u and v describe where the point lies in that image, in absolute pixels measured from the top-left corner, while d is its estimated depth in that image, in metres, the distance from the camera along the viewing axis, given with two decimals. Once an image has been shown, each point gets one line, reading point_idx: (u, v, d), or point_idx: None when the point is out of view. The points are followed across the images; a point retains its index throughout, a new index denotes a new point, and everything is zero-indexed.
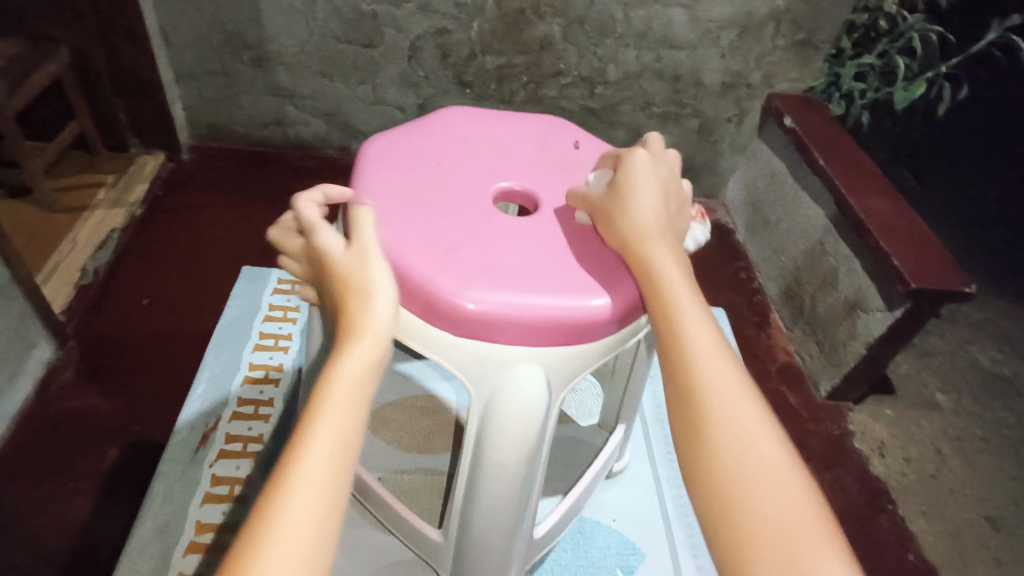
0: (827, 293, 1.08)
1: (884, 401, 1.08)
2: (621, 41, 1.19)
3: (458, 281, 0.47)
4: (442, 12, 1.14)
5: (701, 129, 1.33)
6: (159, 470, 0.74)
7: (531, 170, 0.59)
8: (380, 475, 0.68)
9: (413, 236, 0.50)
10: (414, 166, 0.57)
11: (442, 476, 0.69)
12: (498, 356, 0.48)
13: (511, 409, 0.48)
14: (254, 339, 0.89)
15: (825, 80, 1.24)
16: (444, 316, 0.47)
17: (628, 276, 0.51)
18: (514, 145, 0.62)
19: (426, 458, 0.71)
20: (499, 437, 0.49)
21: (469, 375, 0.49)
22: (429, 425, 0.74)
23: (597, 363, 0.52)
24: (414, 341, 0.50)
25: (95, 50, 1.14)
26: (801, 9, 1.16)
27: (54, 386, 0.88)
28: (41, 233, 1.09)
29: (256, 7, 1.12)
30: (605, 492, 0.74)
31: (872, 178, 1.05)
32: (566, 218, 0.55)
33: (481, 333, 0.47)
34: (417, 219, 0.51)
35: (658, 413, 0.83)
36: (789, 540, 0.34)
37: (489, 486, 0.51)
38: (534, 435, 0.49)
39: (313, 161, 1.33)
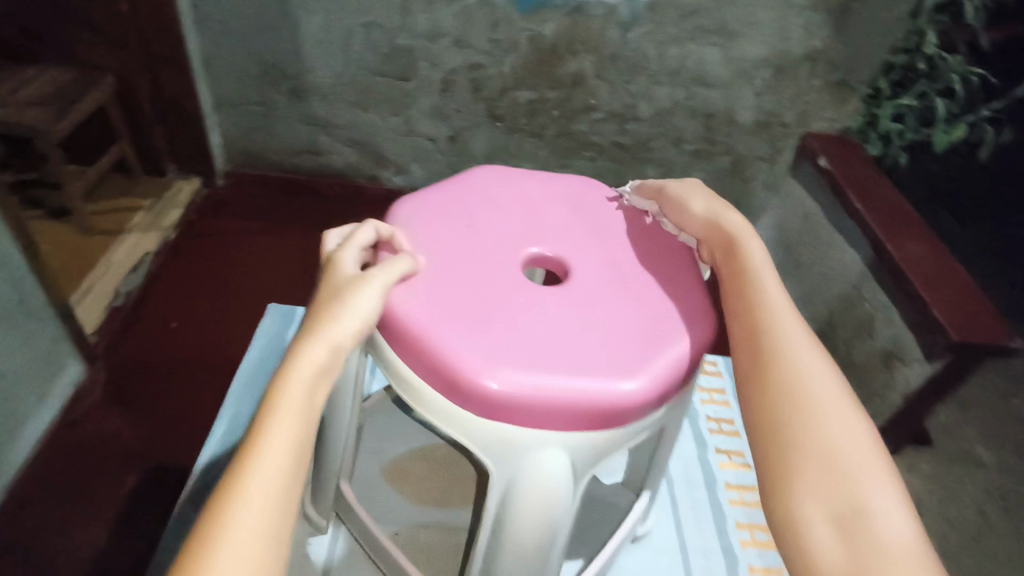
0: (863, 340, 1.04)
1: (923, 455, 1.03)
2: (653, 79, 1.19)
3: (483, 358, 0.46)
4: (476, 47, 1.15)
5: (733, 168, 1.31)
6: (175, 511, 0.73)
7: (563, 234, 0.58)
8: (394, 530, 0.67)
9: (439, 306, 0.49)
10: (442, 229, 0.56)
11: (459, 533, 0.67)
12: (523, 439, 0.47)
13: (534, 495, 0.47)
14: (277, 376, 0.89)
15: (862, 121, 1.21)
16: (467, 395, 0.46)
17: (659, 355, 0.49)
18: (546, 207, 0.61)
19: (444, 513, 0.69)
20: (519, 523, 0.47)
21: (491, 455, 0.48)
22: (447, 477, 0.73)
23: (625, 447, 0.50)
24: (435, 416, 0.49)
25: (139, 79, 1.18)
26: (837, 50, 1.15)
27: (81, 409, 0.89)
28: (79, 255, 1.12)
29: (297, 40, 1.15)
30: (628, 558, 0.71)
31: (911, 224, 1.02)
32: (596, 287, 0.53)
33: (506, 414, 0.46)
34: (442, 287, 0.51)
35: (686, 472, 0.81)
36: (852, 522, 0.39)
37: (507, 567, 0.49)
38: (555, 520, 0.47)
39: (345, 189, 1.35)
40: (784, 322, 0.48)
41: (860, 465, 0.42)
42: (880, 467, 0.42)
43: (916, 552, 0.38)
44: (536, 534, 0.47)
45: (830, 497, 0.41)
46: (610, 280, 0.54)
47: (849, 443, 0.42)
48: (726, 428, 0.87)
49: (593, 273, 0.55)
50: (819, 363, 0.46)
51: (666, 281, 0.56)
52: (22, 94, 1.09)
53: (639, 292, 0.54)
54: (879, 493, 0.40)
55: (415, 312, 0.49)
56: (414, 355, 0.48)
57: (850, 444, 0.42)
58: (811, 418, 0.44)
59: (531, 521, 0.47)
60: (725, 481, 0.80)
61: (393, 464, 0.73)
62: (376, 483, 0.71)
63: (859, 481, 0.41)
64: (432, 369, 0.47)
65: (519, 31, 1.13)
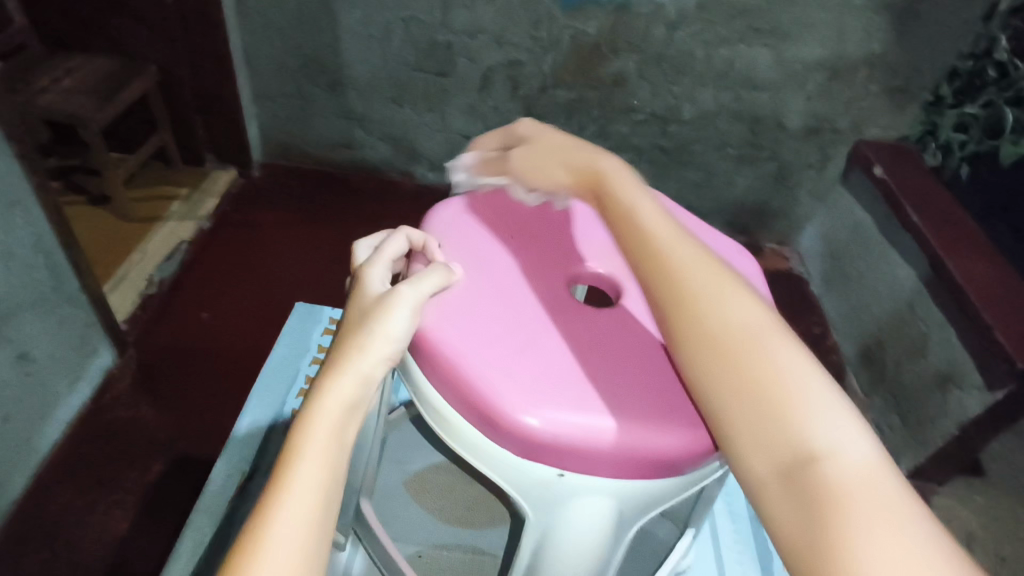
0: (914, 362, 0.98)
1: (974, 485, 0.98)
2: (698, 80, 1.14)
3: (523, 393, 0.43)
4: (516, 44, 1.13)
5: (779, 174, 1.26)
6: (188, 522, 0.71)
7: (614, 255, 0.54)
8: (416, 550, 0.65)
9: (477, 331, 0.46)
10: (482, 243, 0.53)
11: (485, 557, 0.65)
12: (565, 484, 0.44)
13: (576, 540, 0.46)
14: (301, 382, 0.83)
15: (921, 129, 1.15)
16: (504, 432, 0.43)
17: None
18: (594, 221, 0.57)
19: (469, 534, 0.67)
20: (553, 566, 0.48)
21: (530, 497, 0.46)
22: (472, 496, 0.70)
23: (674, 496, 0.47)
24: (468, 450, 0.46)
25: (180, 69, 1.19)
26: (898, 54, 1.09)
27: (110, 394, 0.89)
28: (117, 240, 1.13)
29: (336, 34, 1.14)
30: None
31: (974, 240, 0.96)
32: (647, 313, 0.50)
33: (546, 457, 0.43)
34: (481, 310, 0.47)
35: (729, 505, 0.77)
36: (801, 470, 0.34)
37: None
38: (591, 563, 0.48)
39: (378, 184, 1.35)
40: (691, 257, 0.42)
41: (806, 400, 0.35)
42: (820, 391, 0.36)
43: (881, 481, 0.32)
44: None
45: (768, 447, 0.35)
46: None
47: (789, 379, 0.36)
48: None
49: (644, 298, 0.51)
50: (739, 293, 0.40)
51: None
52: (66, 82, 1.10)
53: None
54: (832, 427, 0.34)
55: (449, 339, 0.45)
56: (445, 382, 0.45)
57: (791, 378, 0.36)
58: (737, 357, 0.38)
59: (566, 563, 0.47)
60: None
61: (418, 477, 0.71)
62: (401, 497, 0.69)
63: (802, 416, 0.35)
64: (467, 401, 0.44)
65: (561, 28, 1.10)
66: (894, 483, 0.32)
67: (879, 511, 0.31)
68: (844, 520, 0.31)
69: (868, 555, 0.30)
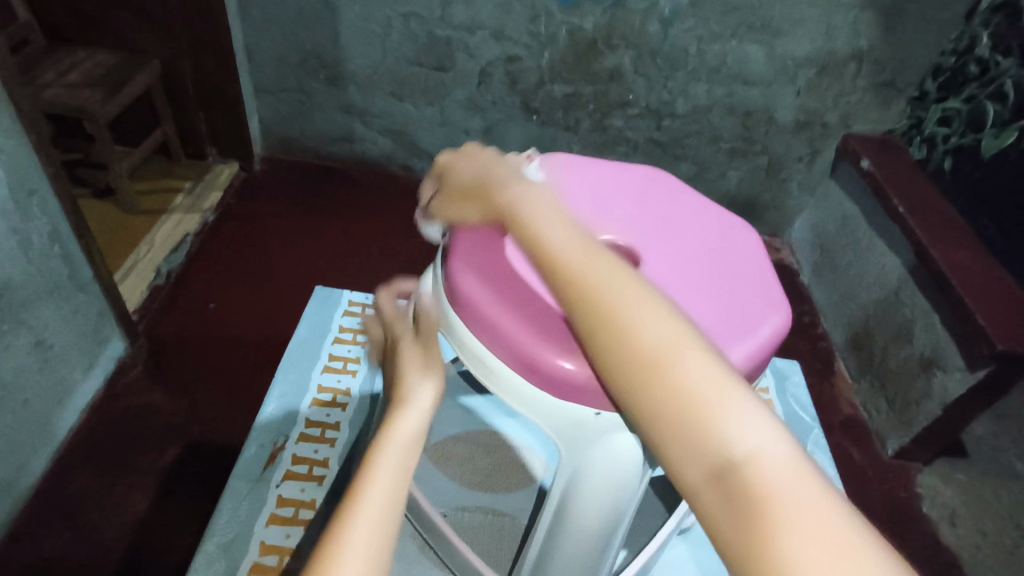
0: (900, 346, 1.02)
1: (957, 465, 1.02)
2: (692, 75, 1.17)
3: (562, 342, 0.48)
4: (514, 40, 1.15)
5: (769, 167, 1.29)
6: (228, 487, 0.75)
7: (633, 225, 0.59)
8: (444, 510, 0.72)
9: (515, 290, 0.51)
10: None
11: (504, 518, 0.72)
12: (600, 423, 0.48)
13: (605, 478, 0.50)
14: (324, 360, 0.91)
15: (906, 123, 1.19)
16: (545, 378, 0.48)
17: (732, 344, 0.50)
18: (614, 195, 0.62)
19: (488, 496, 0.74)
20: (584, 505, 0.51)
21: (564, 437, 0.50)
22: (490, 462, 0.78)
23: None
24: (511, 397, 0.51)
25: (183, 63, 1.20)
26: (885, 50, 1.12)
27: (121, 383, 0.91)
28: (123, 233, 1.15)
29: (337, 29, 1.16)
30: (676, 551, 0.73)
31: (958, 231, 1.00)
32: (667, 274, 0.55)
33: (580, 397, 0.48)
34: (516, 272, 0.52)
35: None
36: (732, 478, 0.32)
37: (568, 544, 0.53)
38: (619, 503, 0.51)
39: (378, 178, 1.37)
40: (594, 262, 0.40)
41: (729, 407, 0.33)
42: (737, 394, 0.34)
43: (808, 482, 0.31)
44: (600, 515, 0.51)
45: (699, 454, 0.33)
46: (679, 270, 0.55)
47: (708, 383, 0.34)
48: None
49: (664, 261, 0.56)
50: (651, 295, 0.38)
51: (738, 275, 0.57)
52: (71, 76, 1.11)
53: (709, 281, 0.55)
54: (757, 433, 0.33)
55: (490, 297, 0.50)
56: (489, 336, 0.50)
57: (712, 383, 0.34)
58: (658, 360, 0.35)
59: (597, 502, 0.51)
60: None
61: (438, 446, 0.78)
62: (423, 463, 0.75)
63: (725, 424, 0.33)
64: (510, 352, 0.49)
65: (559, 24, 1.13)
66: (820, 485, 0.31)
67: (807, 522, 0.30)
68: (779, 530, 0.30)
69: (798, 565, 0.29)
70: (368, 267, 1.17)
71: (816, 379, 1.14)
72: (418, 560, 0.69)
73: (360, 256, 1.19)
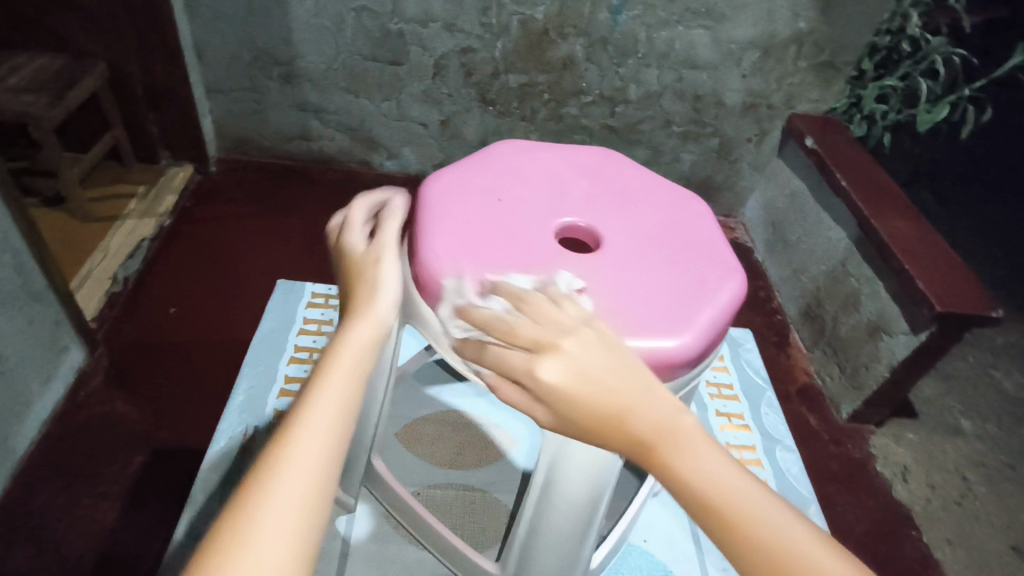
0: (849, 314, 1.07)
1: (906, 425, 1.08)
2: (642, 61, 1.20)
3: None
4: (467, 32, 1.16)
5: (721, 149, 1.33)
6: (201, 480, 0.76)
7: (591, 203, 0.62)
8: (416, 490, 0.74)
9: (485, 274, 0.52)
10: (476, 204, 0.59)
11: (475, 493, 0.74)
12: None
13: (590, 443, 0.51)
14: (290, 352, 0.92)
15: (847, 101, 1.25)
16: None
17: (697, 313, 0.53)
18: (570, 179, 0.64)
19: (460, 473, 0.77)
20: (569, 473, 0.52)
21: None
22: (461, 440, 0.80)
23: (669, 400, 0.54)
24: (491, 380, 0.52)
25: (129, 65, 1.17)
26: (824, 32, 1.17)
27: (83, 393, 0.89)
28: (76, 241, 1.12)
29: (289, 26, 1.15)
30: (646, 513, 0.77)
31: (896, 200, 1.05)
32: (628, 250, 0.57)
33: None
34: (484, 257, 0.53)
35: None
36: None
37: (556, 514, 0.54)
38: (604, 469, 0.52)
39: (337, 175, 1.37)
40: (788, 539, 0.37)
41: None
42: None
43: None
44: (586, 483, 0.52)
45: None
46: (639, 246, 0.58)
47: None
48: (725, 393, 0.95)
49: (624, 238, 0.58)
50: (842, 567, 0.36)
51: (693, 244, 0.59)
52: (12, 82, 1.08)
53: (667, 254, 0.57)
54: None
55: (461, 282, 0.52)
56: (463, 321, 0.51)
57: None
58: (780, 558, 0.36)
59: (581, 469, 0.52)
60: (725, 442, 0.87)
61: (409, 428, 0.81)
62: (394, 445, 0.78)
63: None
64: None
65: (510, 15, 1.14)
66: None
67: None
68: None
69: None
70: (332, 263, 1.17)
71: (773, 351, 1.18)
72: (392, 537, 0.71)
73: (324, 253, 1.19)
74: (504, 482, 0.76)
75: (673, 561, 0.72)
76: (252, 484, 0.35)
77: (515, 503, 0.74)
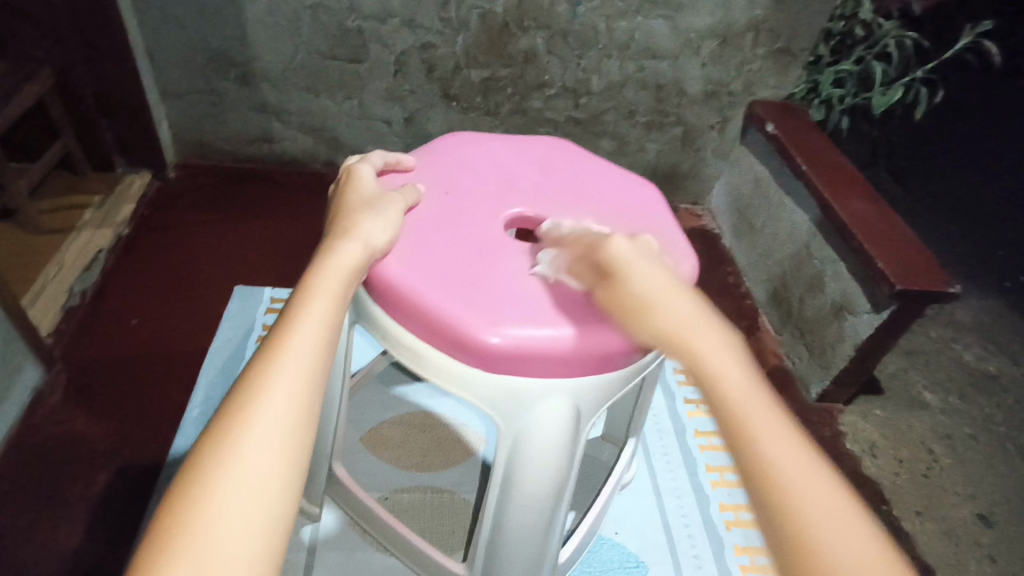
0: (814, 296, 1.09)
1: (873, 401, 1.11)
2: (604, 53, 1.20)
3: (484, 314, 0.50)
4: (427, 27, 1.15)
5: (685, 137, 1.35)
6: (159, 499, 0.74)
7: (540, 193, 0.62)
8: (382, 494, 0.73)
9: (434, 271, 0.52)
10: (425, 199, 0.59)
11: (443, 494, 0.74)
12: (530, 391, 0.51)
13: (544, 439, 0.52)
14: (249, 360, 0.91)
15: (804, 87, 1.27)
16: (472, 352, 0.50)
17: None
18: (519, 169, 0.65)
19: (427, 475, 0.76)
20: (527, 472, 0.52)
21: (501, 410, 0.52)
22: (428, 440, 0.80)
23: (623, 388, 0.55)
24: (444, 379, 0.52)
25: (77, 70, 1.13)
26: (779, 18, 1.18)
27: (41, 411, 0.87)
28: (28, 254, 1.08)
29: (243, 25, 1.13)
30: (615, 506, 0.77)
31: (854, 182, 1.07)
32: (576, 241, 0.58)
33: (508, 366, 0.50)
34: (435, 254, 0.54)
35: (657, 423, 0.88)
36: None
37: (518, 516, 0.54)
38: (559, 464, 0.53)
39: (301, 176, 1.34)
40: (788, 452, 0.39)
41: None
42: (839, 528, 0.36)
43: None
44: (544, 481, 0.53)
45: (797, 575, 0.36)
46: (588, 235, 0.58)
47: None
48: None
49: (573, 229, 0.59)
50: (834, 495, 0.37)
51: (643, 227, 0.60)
52: None
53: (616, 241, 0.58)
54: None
55: (411, 280, 0.51)
56: (413, 318, 0.51)
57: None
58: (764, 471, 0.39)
59: (540, 468, 0.52)
60: (693, 428, 0.88)
61: (373, 432, 0.80)
62: (359, 451, 0.77)
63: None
64: (437, 333, 0.51)
65: (469, 9, 1.13)
66: None
67: None
68: None
69: None
70: (295, 266, 1.15)
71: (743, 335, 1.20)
72: (359, 544, 0.70)
73: (288, 256, 1.17)
74: (471, 482, 0.76)
75: (643, 551, 0.73)
76: (236, 406, 0.38)
77: (481, 501, 0.74)
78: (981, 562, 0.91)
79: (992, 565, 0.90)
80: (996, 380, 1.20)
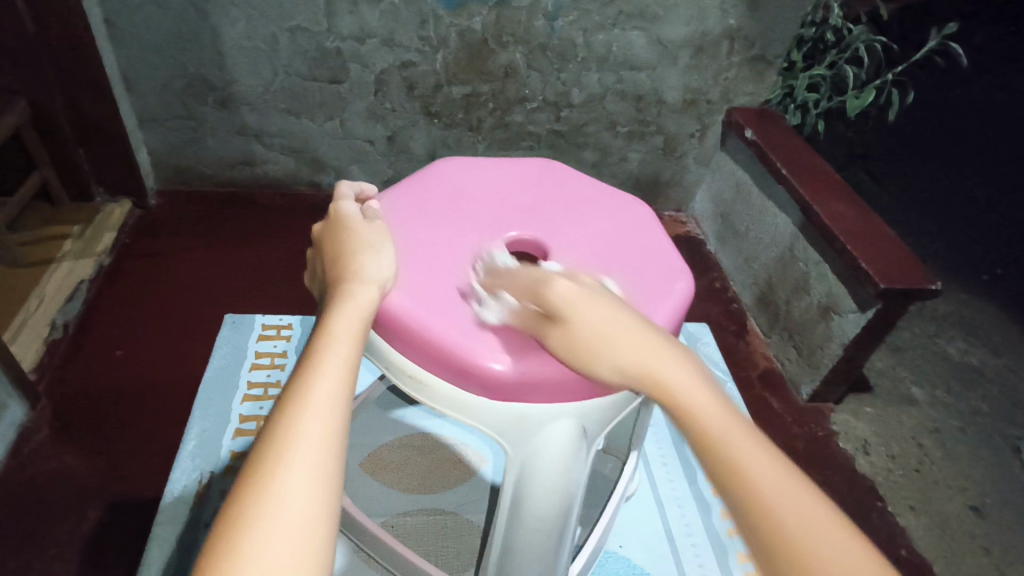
0: (800, 298, 1.11)
1: (863, 399, 1.12)
2: (583, 66, 1.22)
3: (487, 343, 0.50)
4: (406, 45, 1.15)
5: (666, 146, 1.36)
6: (153, 534, 0.73)
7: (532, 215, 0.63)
8: (386, 519, 0.73)
9: (434, 300, 0.52)
10: (421, 228, 0.59)
11: (446, 515, 0.74)
12: (536, 416, 0.51)
13: (550, 463, 0.52)
14: (243, 389, 0.90)
15: (780, 92, 1.29)
16: (477, 380, 0.50)
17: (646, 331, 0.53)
18: (512, 192, 0.65)
19: (429, 498, 0.76)
20: (534, 495, 0.53)
21: (507, 436, 0.52)
22: (427, 463, 0.79)
23: (627, 405, 0.55)
24: (449, 409, 0.52)
25: (54, 102, 1.11)
26: (753, 27, 1.20)
27: (27, 448, 0.85)
28: (8, 288, 1.05)
29: (220, 50, 1.12)
30: (620, 518, 0.77)
31: (836, 185, 1.09)
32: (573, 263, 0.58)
33: (513, 393, 0.50)
34: (434, 281, 0.53)
35: (655, 435, 0.88)
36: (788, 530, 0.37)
37: (527, 538, 0.54)
38: (566, 487, 0.53)
39: (284, 199, 1.34)
40: (805, 502, 0.37)
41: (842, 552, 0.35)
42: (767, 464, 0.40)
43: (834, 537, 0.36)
44: (553, 504, 0.53)
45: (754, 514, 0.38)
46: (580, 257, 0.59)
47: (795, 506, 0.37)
48: None
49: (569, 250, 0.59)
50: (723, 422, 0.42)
51: (634, 247, 0.60)
52: None
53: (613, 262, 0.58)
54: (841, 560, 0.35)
55: (411, 310, 0.51)
56: (417, 349, 0.51)
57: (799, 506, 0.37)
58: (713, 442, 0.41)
59: (547, 491, 0.53)
60: None
61: (373, 456, 0.79)
62: (358, 476, 0.76)
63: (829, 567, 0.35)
64: (442, 363, 0.50)
65: (448, 27, 1.14)
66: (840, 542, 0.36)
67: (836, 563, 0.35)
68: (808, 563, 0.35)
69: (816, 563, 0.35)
70: (281, 291, 1.14)
71: (732, 339, 1.21)
72: (364, 572, 0.69)
73: (274, 280, 1.16)
74: (473, 503, 0.76)
75: (649, 562, 0.73)
76: (264, 454, 0.35)
77: (484, 522, 0.74)
78: (976, 554, 0.91)
79: (987, 556, 0.91)
80: (980, 371, 1.23)
